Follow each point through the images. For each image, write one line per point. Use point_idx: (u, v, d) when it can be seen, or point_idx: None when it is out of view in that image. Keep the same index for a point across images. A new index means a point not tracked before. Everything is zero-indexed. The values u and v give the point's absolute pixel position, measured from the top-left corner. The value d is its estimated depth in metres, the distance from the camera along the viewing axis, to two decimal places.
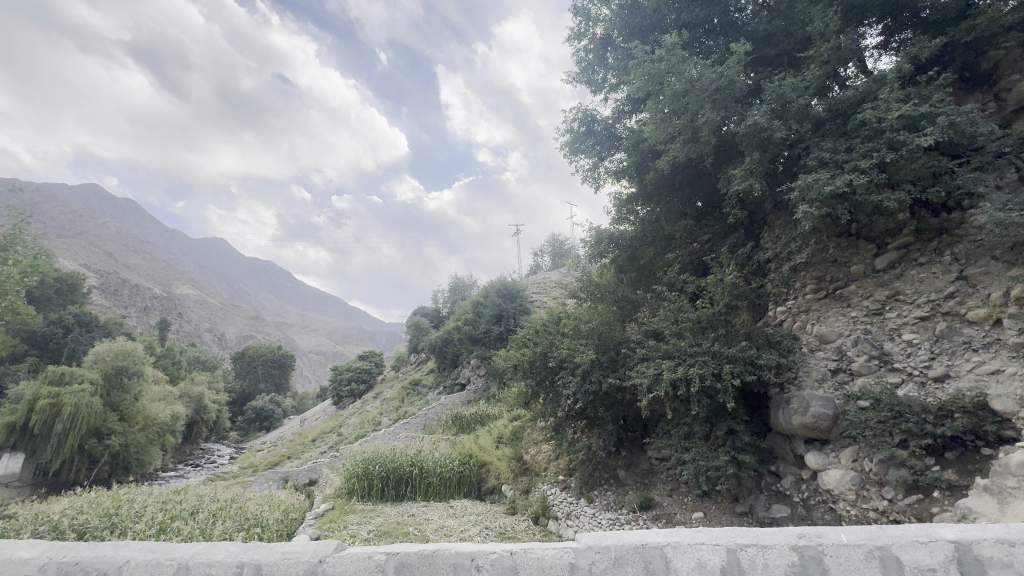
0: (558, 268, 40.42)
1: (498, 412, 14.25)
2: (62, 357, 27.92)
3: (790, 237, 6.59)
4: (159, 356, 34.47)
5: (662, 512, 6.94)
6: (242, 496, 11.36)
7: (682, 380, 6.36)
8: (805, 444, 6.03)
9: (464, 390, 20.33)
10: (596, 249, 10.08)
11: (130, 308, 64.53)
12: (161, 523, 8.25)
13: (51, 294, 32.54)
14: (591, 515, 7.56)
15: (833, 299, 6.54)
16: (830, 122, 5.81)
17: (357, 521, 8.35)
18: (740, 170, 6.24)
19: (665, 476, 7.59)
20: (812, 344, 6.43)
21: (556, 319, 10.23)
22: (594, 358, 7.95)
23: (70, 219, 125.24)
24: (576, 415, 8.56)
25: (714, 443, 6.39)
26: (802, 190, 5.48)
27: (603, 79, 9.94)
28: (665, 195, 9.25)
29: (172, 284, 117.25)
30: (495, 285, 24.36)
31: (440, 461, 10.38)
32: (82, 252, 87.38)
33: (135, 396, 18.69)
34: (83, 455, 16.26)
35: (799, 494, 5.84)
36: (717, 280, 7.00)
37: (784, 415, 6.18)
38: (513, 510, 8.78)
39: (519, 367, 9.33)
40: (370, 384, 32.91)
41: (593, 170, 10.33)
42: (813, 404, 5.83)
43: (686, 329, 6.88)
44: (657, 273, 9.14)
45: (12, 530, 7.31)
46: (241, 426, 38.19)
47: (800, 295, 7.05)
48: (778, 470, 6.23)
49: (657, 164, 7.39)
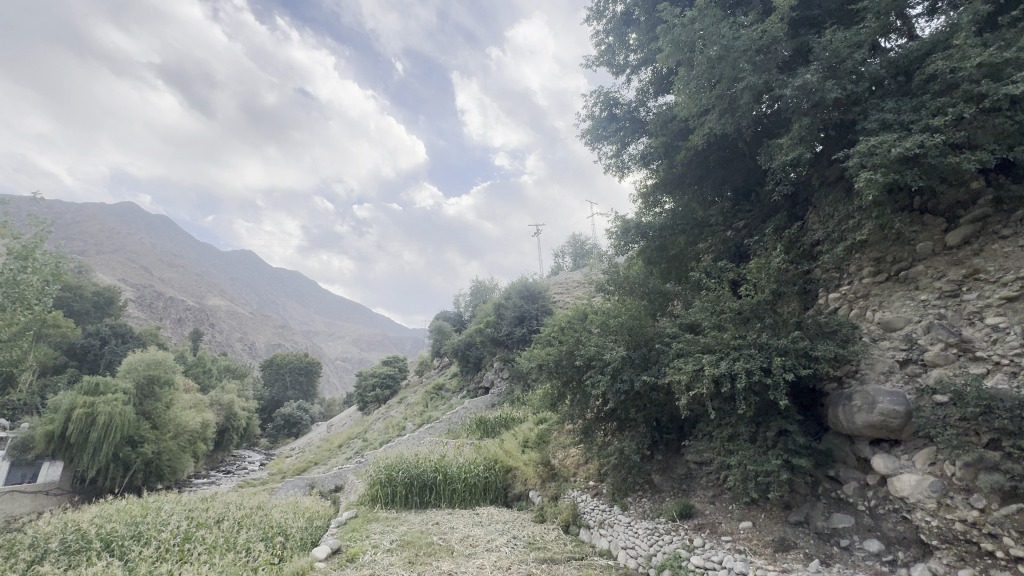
0: (580, 268, 39.71)
1: (523, 415, 13.72)
2: (100, 367, 28.62)
3: (843, 214, 5.92)
4: (191, 365, 35.09)
5: (705, 521, 6.30)
6: (267, 503, 11.19)
7: (726, 376, 5.76)
8: (871, 445, 5.36)
9: (488, 393, 19.90)
10: (622, 240, 9.53)
11: (165, 320, 66.75)
12: (184, 532, 8.02)
13: (89, 307, 33.58)
14: (626, 524, 6.94)
15: (897, 283, 5.83)
16: (889, 81, 5.18)
17: (381, 530, 7.98)
18: (786, 140, 5.63)
19: (706, 481, 6.97)
20: (875, 332, 5.74)
21: (582, 315, 9.71)
22: (624, 355, 7.37)
23: (107, 236, 130.65)
24: (607, 416, 7.99)
25: (763, 445, 5.76)
26: (861, 157, 4.85)
27: (625, 61, 9.45)
28: (696, 179, 8.66)
29: (204, 295, 121.03)
30: (517, 285, 23.93)
31: (464, 466, 9.96)
32: (120, 267, 91.00)
33: (167, 404, 18.90)
34: (118, 463, 16.45)
35: (865, 501, 5.16)
36: (761, 265, 6.36)
37: (844, 414, 5.51)
38: (541, 518, 8.30)
39: (544, 367, 8.85)
40: (394, 390, 32.83)
41: (616, 157, 9.82)
42: (879, 400, 5.16)
43: (726, 321, 6.28)
44: (689, 263, 8.56)
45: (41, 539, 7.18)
46: (271, 433, 38.74)
47: (856, 279, 6.37)
48: (838, 475, 5.57)
49: (690, 141, 6.84)
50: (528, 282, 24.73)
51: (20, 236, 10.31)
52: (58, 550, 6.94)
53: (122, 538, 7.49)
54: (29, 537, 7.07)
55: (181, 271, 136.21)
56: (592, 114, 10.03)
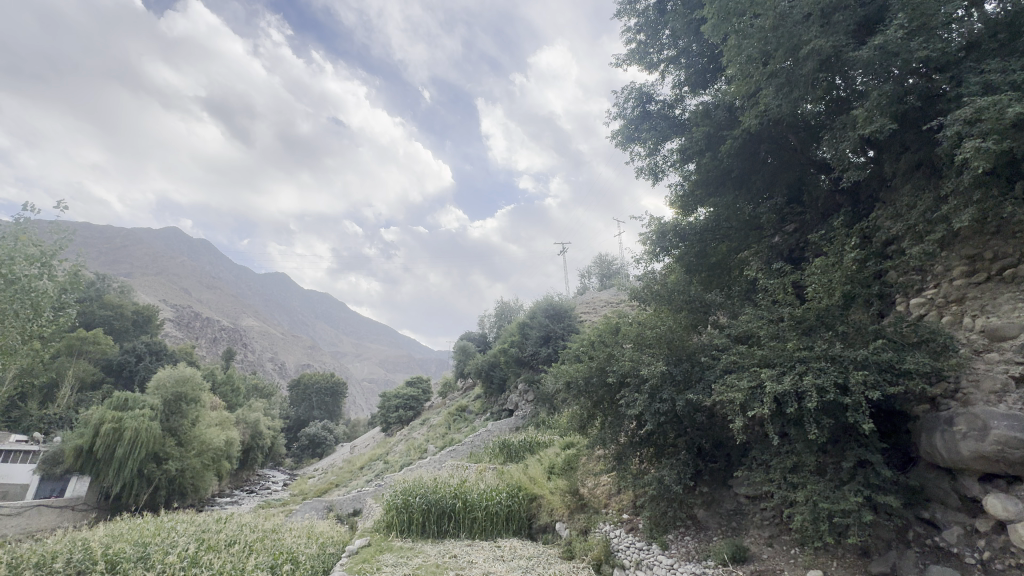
0: (608, 287, 38.73)
1: (549, 440, 12.78)
2: (133, 383, 28.89)
3: (929, 203, 5.05)
4: (220, 383, 35.18)
5: (763, 567, 5.28)
6: (283, 526, 10.51)
7: (791, 394, 4.85)
8: (980, 483, 4.30)
9: (512, 416, 18.93)
10: (658, 245, 8.80)
11: (200, 339, 68.69)
12: (192, 556, 7.24)
13: (129, 325, 34.35)
14: (668, 567, 5.91)
15: (1001, 283, 4.93)
16: (986, 41, 4.52)
17: (393, 562, 7.16)
18: (860, 113, 4.96)
19: (760, 519, 5.95)
20: (978, 344, 4.81)
21: (614, 329, 8.87)
22: (664, 371, 6.50)
23: (150, 259, 136.98)
24: (643, 441, 7.07)
25: (836, 479, 4.76)
26: (959, 126, 4.10)
27: (658, 55, 8.90)
28: (743, 175, 7.94)
29: (237, 315, 124.39)
30: (543, 304, 23.19)
31: (485, 492, 9.08)
32: (159, 288, 94.74)
33: (192, 421, 18.58)
34: (142, 479, 16.13)
35: (975, 553, 4.10)
36: (828, 264, 5.49)
37: (943, 443, 4.50)
38: (570, 554, 7.18)
39: (572, 385, 7.99)
40: (418, 411, 32.19)
41: (650, 158, 9.16)
42: (993, 424, 4.15)
43: (787, 330, 5.44)
44: (733, 272, 7.75)
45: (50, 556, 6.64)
46: (295, 453, 38.54)
47: (945, 282, 5.52)
48: (936, 518, 4.54)
49: (742, 123, 6.21)
50: (553, 301, 23.97)
51: (40, 243, 9.58)
52: (63, 571, 6.36)
53: (129, 559, 6.83)
54: (34, 555, 6.51)
55: (218, 292, 140.79)
56: (623, 114, 9.44)
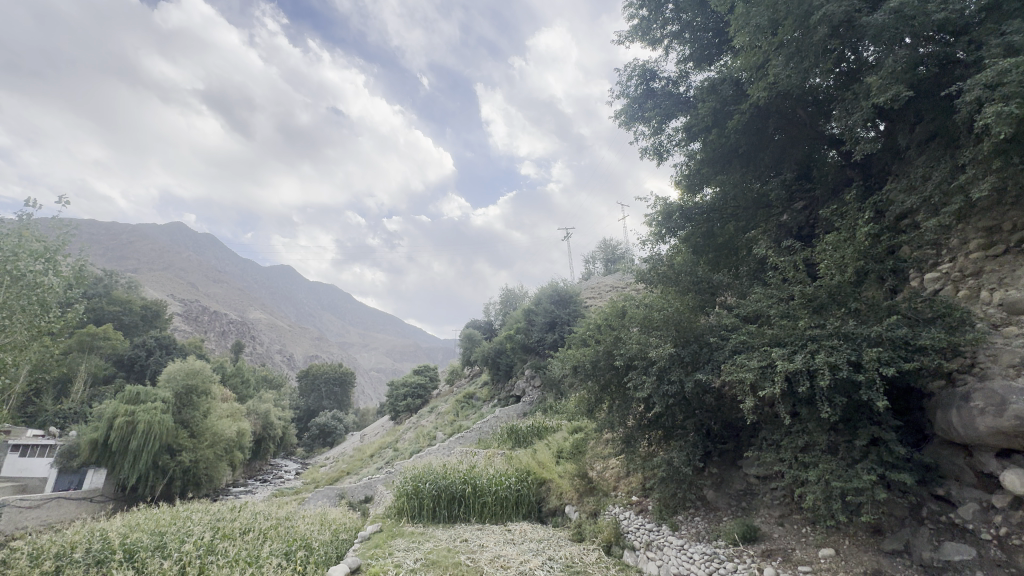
0: (613, 272, 38.44)
1: (557, 424, 12.81)
2: (144, 377, 29.22)
3: (946, 173, 4.90)
4: (230, 375, 35.51)
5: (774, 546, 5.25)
6: (296, 513, 10.65)
7: (803, 373, 4.76)
8: (997, 459, 4.22)
9: (520, 402, 18.96)
10: (664, 226, 8.68)
11: (209, 332, 69.32)
12: (208, 544, 7.33)
13: (138, 319, 34.63)
14: (678, 547, 5.89)
15: (1020, 255, 4.81)
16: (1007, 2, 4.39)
17: (404, 547, 7.23)
18: (875, 80, 4.83)
19: (771, 499, 5.93)
20: (996, 318, 4.71)
21: (620, 312, 8.81)
22: (672, 353, 6.41)
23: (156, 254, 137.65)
24: (651, 423, 6.99)
25: (848, 458, 4.69)
26: (980, 91, 3.97)
27: (661, 30, 8.65)
28: (750, 152, 7.77)
29: (244, 308, 125.44)
30: (547, 290, 23.07)
31: (495, 478, 9.11)
32: (167, 283, 95.47)
33: (204, 413, 18.77)
34: (157, 470, 16.38)
35: (991, 529, 4.06)
36: (840, 240, 5.34)
37: (959, 418, 4.42)
38: (580, 537, 7.20)
39: (579, 369, 7.95)
40: (425, 399, 32.41)
41: (653, 138, 8.97)
42: (1011, 400, 4.06)
43: (796, 308, 5.33)
44: (741, 252, 7.62)
45: (68, 546, 6.70)
46: (306, 442, 39.10)
47: (961, 256, 5.41)
48: (950, 494, 4.49)
49: (751, 95, 6.05)
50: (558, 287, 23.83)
51: (44, 239, 9.54)
52: (81, 561, 6.39)
53: (145, 548, 6.88)
54: (54, 546, 6.64)
55: (224, 286, 141.73)
56: (627, 93, 9.22)
